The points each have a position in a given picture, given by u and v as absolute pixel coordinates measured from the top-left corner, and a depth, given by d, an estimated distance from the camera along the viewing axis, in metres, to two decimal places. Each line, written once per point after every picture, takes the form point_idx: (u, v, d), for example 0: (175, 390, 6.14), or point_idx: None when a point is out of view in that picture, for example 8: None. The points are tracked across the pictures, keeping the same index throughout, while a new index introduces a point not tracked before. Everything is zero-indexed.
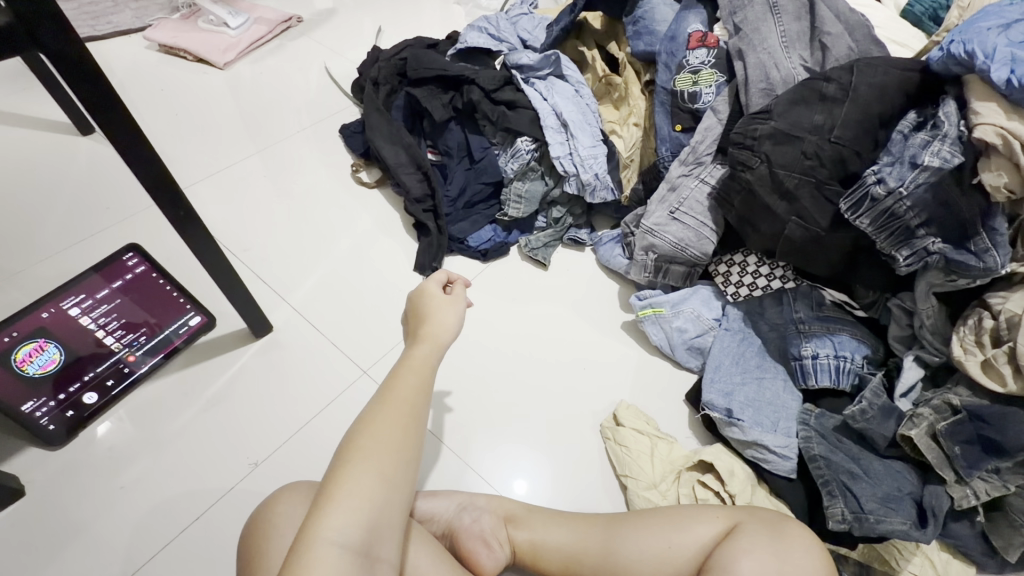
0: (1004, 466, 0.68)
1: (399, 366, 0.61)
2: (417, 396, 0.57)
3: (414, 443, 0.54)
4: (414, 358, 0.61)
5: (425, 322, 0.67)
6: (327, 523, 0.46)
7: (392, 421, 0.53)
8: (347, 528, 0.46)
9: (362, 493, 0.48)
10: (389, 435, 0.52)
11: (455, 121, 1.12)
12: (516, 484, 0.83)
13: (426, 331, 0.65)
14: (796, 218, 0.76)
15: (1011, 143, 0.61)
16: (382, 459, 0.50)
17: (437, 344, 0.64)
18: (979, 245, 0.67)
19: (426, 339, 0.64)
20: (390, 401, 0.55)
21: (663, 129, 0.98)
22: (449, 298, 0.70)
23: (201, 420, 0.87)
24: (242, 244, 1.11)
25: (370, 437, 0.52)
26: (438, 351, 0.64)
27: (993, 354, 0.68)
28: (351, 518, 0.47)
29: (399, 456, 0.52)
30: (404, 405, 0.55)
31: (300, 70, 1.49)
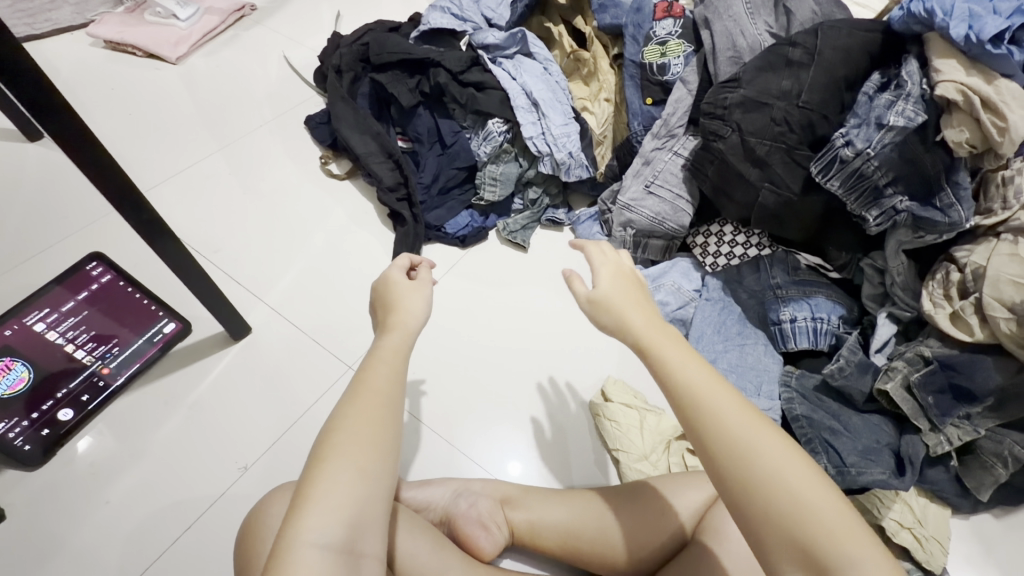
0: (975, 411, 0.71)
1: (370, 357, 0.59)
2: (389, 389, 0.56)
3: (389, 435, 0.53)
4: (385, 348, 0.60)
5: (394, 311, 0.65)
6: (306, 525, 0.46)
7: (362, 415, 0.53)
8: (327, 528, 0.46)
9: (342, 490, 0.48)
10: (359, 431, 0.51)
11: (424, 106, 1.10)
12: (510, 466, 0.84)
13: (395, 320, 0.63)
14: (768, 184, 0.77)
15: (970, 97, 0.62)
16: (356, 452, 0.50)
17: (407, 331, 0.63)
18: (944, 200, 0.69)
19: (396, 328, 0.63)
20: (359, 395, 0.54)
21: (634, 104, 0.97)
22: (416, 284, 0.69)
23: (188, 426, 0.85)
24: (211, 245, 1.07)
25: (342, 433, 0.51)
26: (408, 340, 0.62)
27: (960, 306, 0.71)
28: (330, 518, 0.46)
29: (373, 446, 0.51)
30: (376, 396, 0.55)
31: (258, 61, 1.44)
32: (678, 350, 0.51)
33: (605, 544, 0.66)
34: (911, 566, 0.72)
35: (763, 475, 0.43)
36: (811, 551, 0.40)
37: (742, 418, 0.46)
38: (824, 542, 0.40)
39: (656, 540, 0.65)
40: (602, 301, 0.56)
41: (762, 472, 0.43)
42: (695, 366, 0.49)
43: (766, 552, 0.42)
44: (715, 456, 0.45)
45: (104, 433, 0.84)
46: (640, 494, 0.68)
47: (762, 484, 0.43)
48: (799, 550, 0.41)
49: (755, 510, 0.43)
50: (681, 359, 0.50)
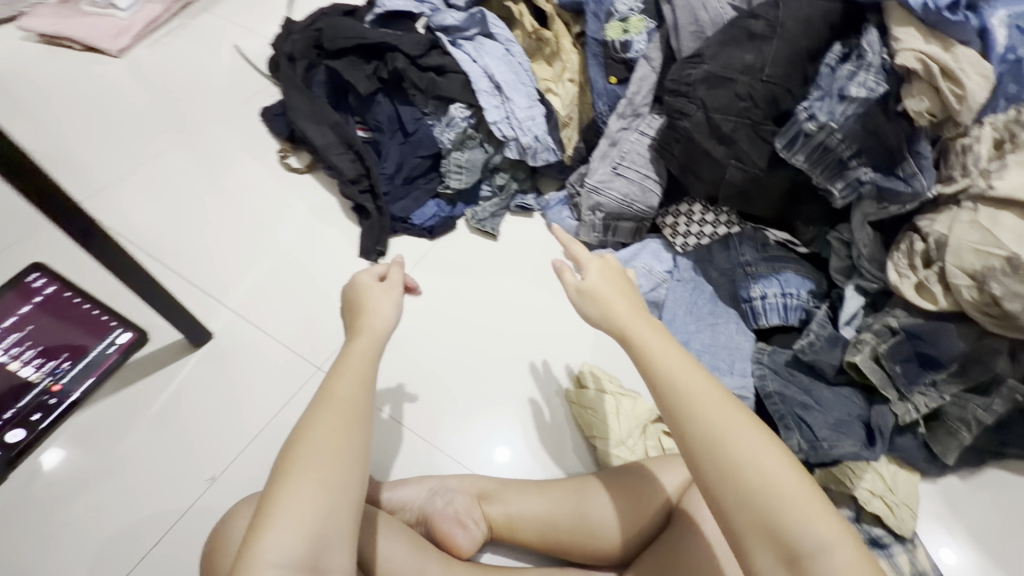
0: (940, 378, 0.73)
1: (338, 363, 0.58)
2: (355, 397, 0.54)
3: (355, 446, 0.52)
4: (353, 353, 0.59)
5: (360, 314, 0.63)
6: (267, 545, 0.45)
7: (329, 428, 0.51)
8: (288, 547, 0.45)
9: (306, 507, 0.47)
10: (324, 444, 0.50)
11: (383, 93, 1.06)
12: (498, 451, 0.84)
13: (363, 323, 0.62)
14: (734, 161, 0.76)
15: (929, 66, 0.62)
16: (321, 468, 0.49)
17: (376, 334, 0.61)
18: (907, 170, 0.68)
19: (363, 332, 0.61)
20: (325, 406, 0.53)
21: (598, 83, 0.93)
22: (386, 286, 0.66)
23: (150, 439, 0.81)
24: (167, 248, 1.02)
25: (307, 446, 0.50)
26: (377, 342, 0.61)
27: (925, 276, 0.72)
28: (292, 536, 0.45)
29: (338, 458, 0.50)
30: (343, 405, 0.53)
31: (208, 51, 1.36)
32: (660, 339, 0.53)
33: (582, 535, 0.66)
34: (881, 531, 0.74)
35: (742, 465, 0.44)
36: (789, 543, 0.42)
37: (721, 406, 0.47)
38: (793, 526, 0.42)
39: (635, 526, 0.66)
40: (588, 290, 0.58)
41: (739, 459, 0.44)
42: (677, 359, 0.50)
43: (737, 536, 0.44)
44: (692, 449, 0.46)
45: (61, 451, 0.80)
46: (629, 476, 0.69)
47: (739, 470, 0.44)
48: (769, 534, 0.42)
49: (729, 496, 0.44)
50: (663, 348, 0.51)
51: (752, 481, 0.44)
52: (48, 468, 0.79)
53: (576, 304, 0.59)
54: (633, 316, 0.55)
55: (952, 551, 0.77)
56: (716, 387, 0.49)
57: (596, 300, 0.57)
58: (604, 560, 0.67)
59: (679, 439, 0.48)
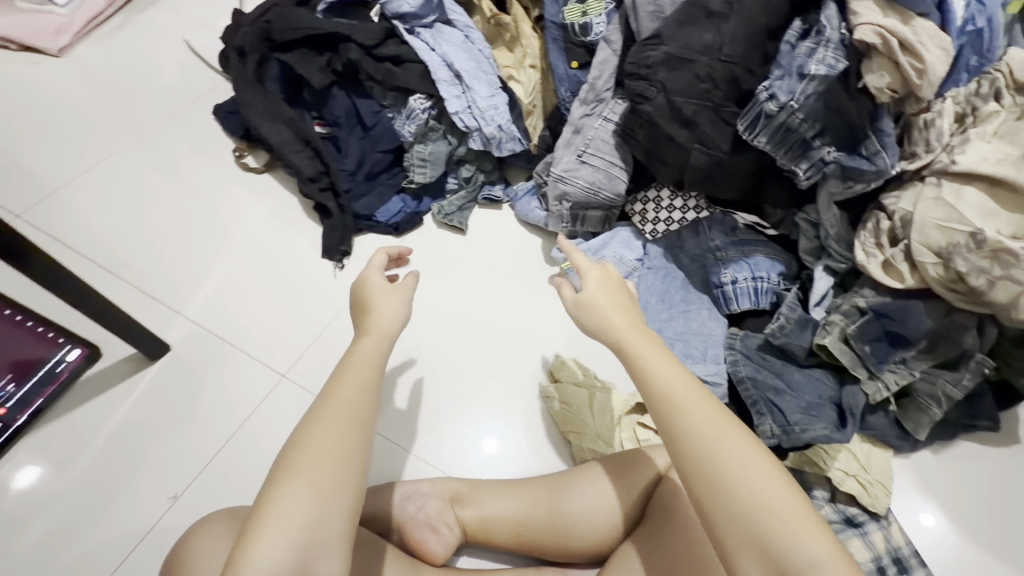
0: (910, 355, 0.73)
1: (342, 364, 0.57)
2: (357, 400, 0.53)
3: (354, 451, 0.50)
4: (358, 353, 0.57)
5: (368, 313, 0.61)
6: (255, 552, 0.43)
7: (328, 433, 0.50)
8: (276, 554, 0.44)
9: (297, 513, 0.45)
10: (322, 450, 0.49)
11: (338, 86, 1.02)
12: (487, 442, 0.83)
13: (369, 322, 0.60)
14: (698, 144, 0.74)
15: (889, 40, 0.60)
16: (317, 476, 0.47)
17: (384, 334, 0.60)
18: (870, 148, 0.67)
19: (371, 331, 0.59)
20: (325, 409, 0.52)
21: (559, 68, 0.90)
22: (394, 287, 0.64)
23: (108, 458, 0.78)
24: (119, 258, 0.98)
25: (304, 451, 0.49)
26: (385, 344, 0.59)
27: (891, 254, 0.71)
28: (280, 544, 0.44)
29: (336, 466, 0.48)
30: (344, 410, 0.52)
31: (156, 47, 1.30)
32: (657, 352, 0.53)
33: (557, 534, 0.65)
34: (856, 510, 0.74)
35: (731, 477, 0.45)
36: (775, 555, 0.42)
37: (714, 419, 0.48)
38: (782, 542, 0.42)
39: (612, 521, 0.64)
40: (586, 303, 0.58)
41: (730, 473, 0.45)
42: (673, 373, 0.51)
43: (725, 547, 0.44)
44: (685, 460, 0.47)
45: (34, 469, 0.77)
46: (624, 458, 0.68)
47: (729, 484, 0.45)
48: (758, 546, 0.43)
49: (718, 508, 0.45)
50: (659, 360, 0.52)
51: (742, 495, 0.44)
52: (15, 485, 0.76)
53: (575, 318, 0.59)
54: (631, 330, 0.55)
55: (926, 525, 0.78)
56: (708, 400, 0.49)
57: (594, 314, 0.57)
58: (582, 556, 0.66)
59: (671, 451, 0.48)
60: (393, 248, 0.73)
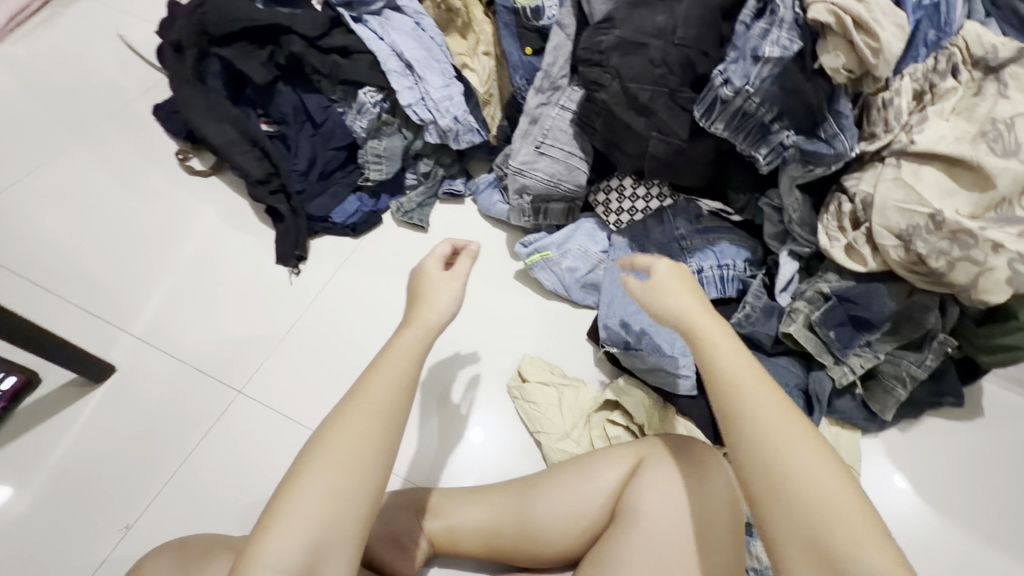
0: (874, 338, 0.73)
1: (381, 355, 0.54)
2: (390, 395, 0.51)
3: (374, 450, 0.49)
4: (401, 345, 0.54)
5: (417, 303, 0.59)
6: (266, 546, 0.44)
7: (354, 430, 0.49)
8: (285, 553, 0.43)
9: (308, 510, 0.45)
10: (346, 445, 0.48)
11: (283, 81, 0.96)
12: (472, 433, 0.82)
13: (416, 313, 0.58)
14: (656, 132, 0.72)
15: (842, 19, 0.58)
16: (336, 472, 0.47)
17: (426, 327, 0.56)
18: (828, 131, 0.65)
19: (411, 324, 0.56)
20: (351, 405, 0.50)
21: (513, 56, 0.87)
22: (450, 274, 0.61)
23: (54, 491, 0.75)
24: (55, 275, 0.93)
25: (327, 445, 0.48)
26: (426, 337, 0.56)
27: (853, 237, 0.70)
28: (292, 540, 0.44)
29: (360, 462, 0.47)
30: (374, 406, 0.50)
31: (87, 43, 1.21)
32: (728, 341, 0.51)
33: (526, 540, 0.63)
34: None
35: (793, 474, 0.43)
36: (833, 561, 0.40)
37: (780, 412, 0.45)
38: (843, 549, 0.40)
39: (581, 524, 0.63)
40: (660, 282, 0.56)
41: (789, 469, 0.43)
42: (743, 363, 0.48)
43: (777, 545, 0.42)
44: (745, 451, 0.45)
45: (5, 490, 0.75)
46: (590, 455, 0.67)
47: (791, 480, 0.43)
48: (815, 548, 0.40)
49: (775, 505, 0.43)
50: (729, 349, 0.50)
51: (803, 495, 0.42)
52: None
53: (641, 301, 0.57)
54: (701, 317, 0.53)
55: (894, 503, 0.79)
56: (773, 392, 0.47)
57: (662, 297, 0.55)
58: (552, 560, 0.65)
59: (732, 440, 0.46)
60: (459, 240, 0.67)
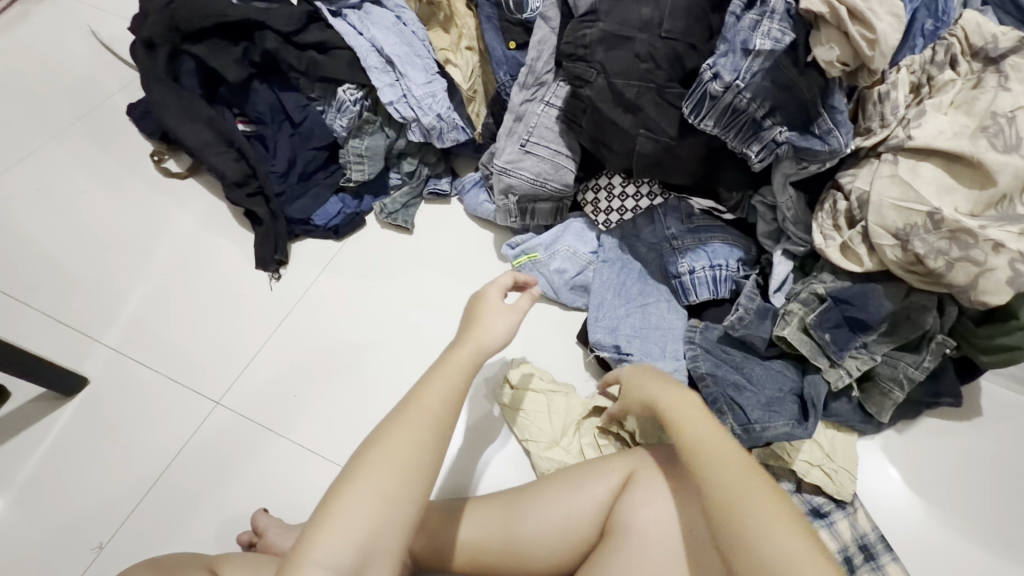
0: (871, 339, 0.70)
1: (435, 366, 0.54)
2: (443, 406, 0.51)
3: (428, 461, 0.48)
4: (452, 362, 0.54)
5: (470, 323, 0.58)
6: (318, 546, 0.43)
7: (407, 440, 0.48)
8: (334, 555, 0.43)
9: (359, 516, 0.44)
10: (402, 453, 0.47)
11: (258, 79, 0.93)
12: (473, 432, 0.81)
13: (467, 331, 0.57)
14: (643, 130, 0.69)
15: (837, 8, 0.55)
16: (388, 479, 0.46)
17: (480, 347, 0.56)
18: (822, 127, 0.62)
19: (465, 342, 0.56)
20: (409, 411, 0.50)
21: (496, 50, 0.84)
22: (507, 307, 0.60)
23: (25, 509, 0.73)
24: (25, 283, 0.90)
25: (381, 449, 0.47)
26: (478, 358, 0.56)
27: (849, 236, 0.67)
28: (342, 544, 0.43)
29: (415, 472, 0.47)
30: (428, 418, 0.49)
31: (58, 41, 1.17)
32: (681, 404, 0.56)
33: (512, 556, 0.61)
34: (822, 500, 0.75)
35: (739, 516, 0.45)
36: None
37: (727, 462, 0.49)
38: None
39: (570, 539, 0.61)
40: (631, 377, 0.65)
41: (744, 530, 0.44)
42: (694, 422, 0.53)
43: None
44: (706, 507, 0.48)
45: None
46: (582, 466, 0.65)
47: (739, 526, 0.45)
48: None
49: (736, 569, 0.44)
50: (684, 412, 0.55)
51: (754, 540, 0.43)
52: None
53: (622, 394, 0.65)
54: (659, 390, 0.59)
55: (891, 506, 0.77)
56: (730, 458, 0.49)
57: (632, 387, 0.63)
58: None
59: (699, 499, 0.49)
60: (522, 274, 0.68)
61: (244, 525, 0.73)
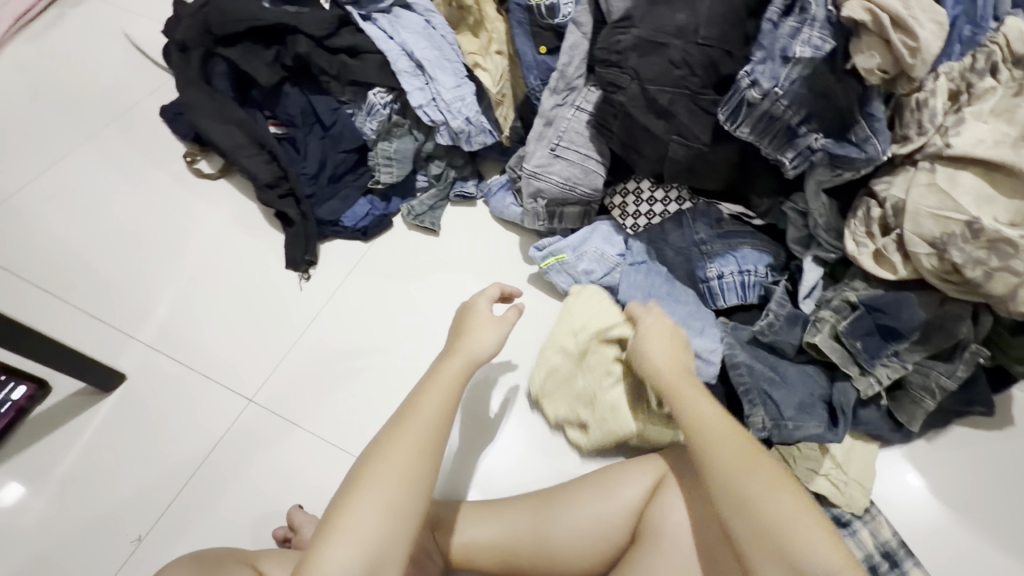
0: (902, 348, 0.70)
1: (428, 379, 0.59)
2: (439, 416, 0.55)
3: (427, 468, 0.51)
4: (444, 371, 0.60)
5: (461, 336, 0.65)
6: (330, 555, 0.45)
7: (406, 447, 0.51)
8: (348, 561, 0.45)
9: (367, 525, 0.46)
10: (402, 459, 0.51)
11: (290, 82, 0.94)
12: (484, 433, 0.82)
13: (460, 344, 0.63)
14: (676, 136, 0.69)
15: (879, 16, 0.55)
16: (390, 486, 0.49)
17: (471, 358, 0.62)
18: (859, 134, 0.62)
19: (457, 354, 0.62)
20: (407, 420, 0.54)
21: (527, 55, 0.85)
22: (496, 319, 0.68)
23: (65, 501, 0.76)
24: (64, 280, 0.92)
25: (382, 460, 0.50)
26: (469, 367, 0.62)
27: (884, 244, 0.67)
28: (353, 552, 0.45)
29: (414, 478, 0.50)
30: (424, 427, 0.53)
31: (93, 44, 1.20)
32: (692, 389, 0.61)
33: (544, 559, 0.62)
34: (839, 511, 0.75)
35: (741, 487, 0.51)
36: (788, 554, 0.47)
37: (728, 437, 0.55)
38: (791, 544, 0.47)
39: (600, 542, 0.61)
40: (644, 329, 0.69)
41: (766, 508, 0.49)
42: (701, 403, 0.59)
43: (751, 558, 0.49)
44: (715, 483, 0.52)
45: (18, 486, 0.77)
46: (602, 474, 0.65)
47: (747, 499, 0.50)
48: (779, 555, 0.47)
49: (743, 521, 0.49)
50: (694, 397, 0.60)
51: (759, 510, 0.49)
52: None
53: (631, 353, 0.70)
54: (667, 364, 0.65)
55: (921, 514, 0.77)
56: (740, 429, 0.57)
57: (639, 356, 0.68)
58: None
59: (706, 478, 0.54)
60: (507, 285, 0.76)
61: (278, 520, 0.75)
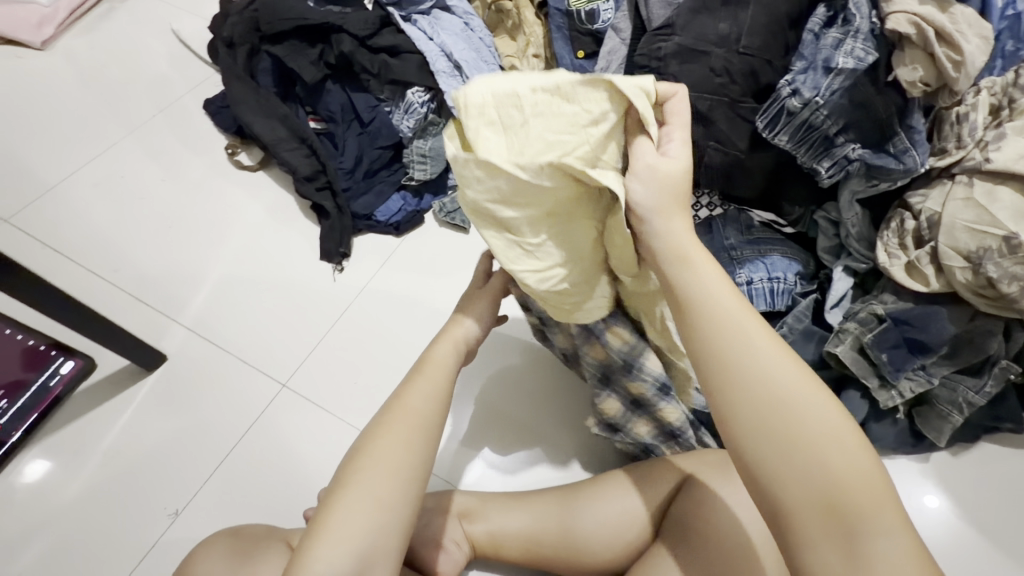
0: (930, 362, 0.69)
1: (416, 369, 0.58)
2: (427, 409, 0.54)
3: (418, 458, 0.51)
4: (432, 359, 0.58)
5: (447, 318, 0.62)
6: (321, 550, 0.45)
7: (398, 438, 0.51)
8: (337, 560, 0.45)
9: (357, 520, 0.47)
10: (389, 452, 0.50)
11: (332, 80, 0.97)
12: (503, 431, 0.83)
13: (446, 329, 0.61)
14: (714, 142, 0.71)
15: (924, 29, 0.55)
16: (380, 481, 0.49)
17: (457, 344, 0.60)
18: (898, 145, 0.63)
19: (443, 338, 0.60)
20: (394, 413, 0.53)
21: (565, 58, 0.87)
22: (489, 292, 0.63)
23: (107, 472, 0.79)
24: (110, 263, 0.96)
25: (370, 454, 0.50)
26: (455, 350, 0.59)
27: (917, 256, 0.67)
28: (343, 548, 0.46)
29: (399, 472, 0.50)
30: (413, 418, 0.53)
31: (143, 38, 1.24)
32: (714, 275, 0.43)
33: (567, 552, 0.63)
34: None
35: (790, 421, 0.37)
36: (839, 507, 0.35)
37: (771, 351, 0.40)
38: (850, 498, 0.35)
39: (624, 537, 0.62)
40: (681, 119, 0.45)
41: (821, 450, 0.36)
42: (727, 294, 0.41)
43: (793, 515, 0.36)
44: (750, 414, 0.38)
45: (43, 462, 0.80)
46: (624, 470, 0.67)
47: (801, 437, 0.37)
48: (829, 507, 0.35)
49: (788, 465, 0.37)
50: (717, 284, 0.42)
51: (810, 449, 0.37)
52: (31, 476, 0.79)
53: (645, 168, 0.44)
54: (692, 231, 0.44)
55: (950, 533, 0.75)
56: (791, 354, 0.40)
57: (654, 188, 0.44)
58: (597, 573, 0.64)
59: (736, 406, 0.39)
60: None
61: (310, 502, 0.77)
